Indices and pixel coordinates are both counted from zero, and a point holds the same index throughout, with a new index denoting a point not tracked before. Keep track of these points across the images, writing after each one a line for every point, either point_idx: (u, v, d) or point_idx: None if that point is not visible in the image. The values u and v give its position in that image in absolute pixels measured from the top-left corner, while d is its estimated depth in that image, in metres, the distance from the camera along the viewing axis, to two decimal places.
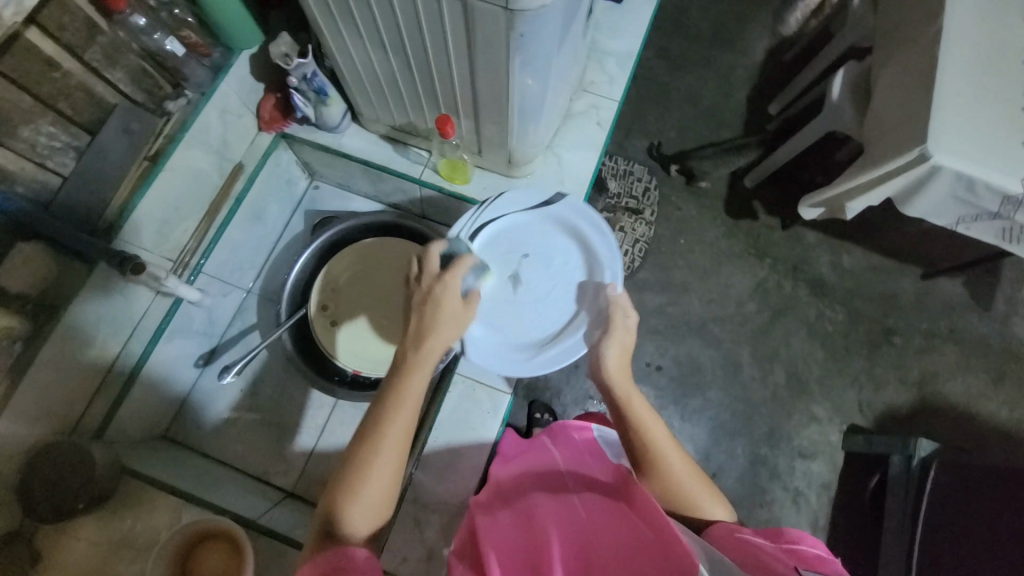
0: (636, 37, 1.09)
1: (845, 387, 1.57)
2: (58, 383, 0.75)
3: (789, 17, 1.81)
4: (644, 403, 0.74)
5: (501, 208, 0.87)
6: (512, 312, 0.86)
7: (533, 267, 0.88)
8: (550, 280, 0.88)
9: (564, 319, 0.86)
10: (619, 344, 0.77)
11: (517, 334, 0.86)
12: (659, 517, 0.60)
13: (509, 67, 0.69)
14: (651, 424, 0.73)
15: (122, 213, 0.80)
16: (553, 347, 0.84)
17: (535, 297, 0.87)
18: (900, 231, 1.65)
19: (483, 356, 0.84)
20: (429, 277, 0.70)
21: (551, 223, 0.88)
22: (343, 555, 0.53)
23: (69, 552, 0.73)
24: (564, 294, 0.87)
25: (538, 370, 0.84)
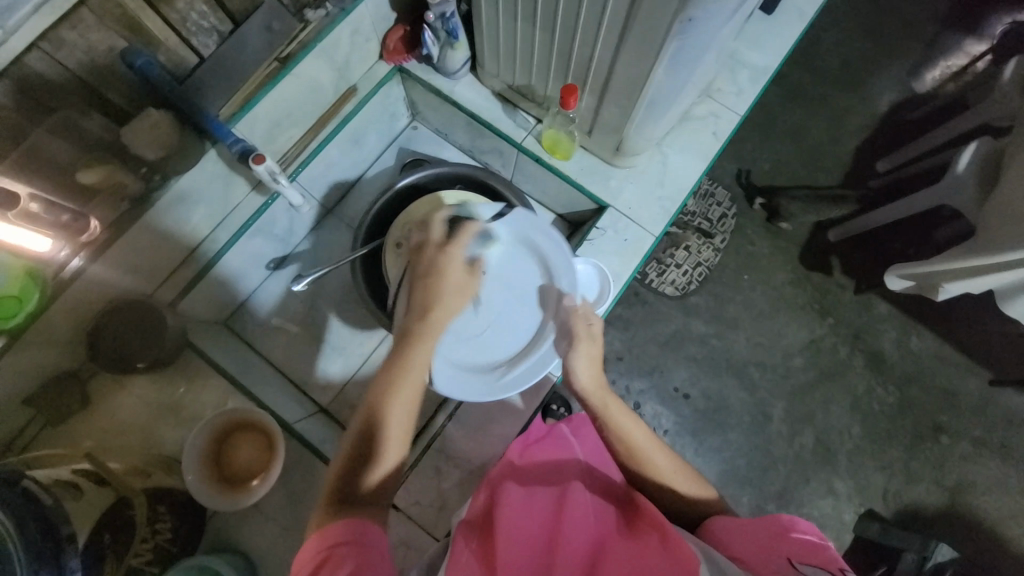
0: (777, 54, 1.03)
1: (873, 470, 1.50)
2: (148, 248, 0.80)
3: (926, 74, 1.68)
4: (616, 402, 0.71)
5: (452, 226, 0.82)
6: (473, 335, 0.81)
7: (495, 282, 0.83)
8: (510, 299, 0.83)
9: (526, 331, 0.83)
10: (587, 352, 0.73)
11: (475, 357, 0.81)
12: (678, 546, 0.56)
13: (660, 54, 0.67)
14: (625, 423, 0.70)
15: (244, 108, 0.81)
16: (522, 363, 0.81)
17: (496, 316, 0.83)
18: (981, 328, 1.53)
19: (447, 388, 0.79)
20: (433, 248, 0.74)
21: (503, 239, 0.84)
22: (357, 521, 0.53)
23: (120, 401, 0.82)
24: (524, 307, 0.83)
25: (508, 390, 0.80)
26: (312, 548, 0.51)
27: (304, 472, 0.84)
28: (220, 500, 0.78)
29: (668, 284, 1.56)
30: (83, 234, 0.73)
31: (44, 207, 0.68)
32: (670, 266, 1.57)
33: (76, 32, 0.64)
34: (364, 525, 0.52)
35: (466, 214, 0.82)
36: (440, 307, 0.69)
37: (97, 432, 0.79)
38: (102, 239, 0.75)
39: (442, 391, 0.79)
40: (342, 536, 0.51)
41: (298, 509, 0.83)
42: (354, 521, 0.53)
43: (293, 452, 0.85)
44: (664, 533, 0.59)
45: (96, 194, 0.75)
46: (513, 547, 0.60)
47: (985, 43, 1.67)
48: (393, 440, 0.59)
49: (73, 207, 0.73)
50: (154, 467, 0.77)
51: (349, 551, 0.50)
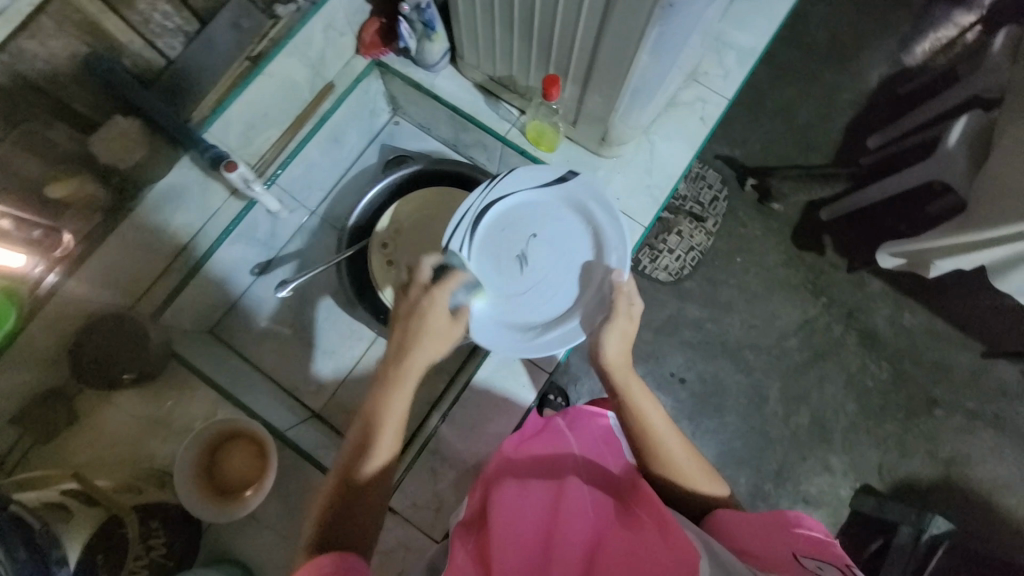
0: (764, 34, 1.00)
1: (869, 446, 1.51)
2: (126, 261, 0.78)
3: (916, 46, 1.65)
4: (640, 387, 0.74)
5: (512, 184, 0.81)
6: (518, 291, 0.82)
7: (545, 244, 0.82)
8: (557, 264, 0.82)
9: (569, 299, 0.82)
10: (620, 328, 0.75)
11: (518, 312, 0.82)
12: (674, 532, 0.57)
13: (642, 41, 0.64)
14: (647, 408, 0.73)
15: (214, 111, 0.79)
16: (557, 328, 0.81)
17: (543, 278, 0.82)
18: (973, 302, 1.54)
19: (484, 336, 0.80)
20: (419, 287, 0.72)
21: (560, 204, 0.82)
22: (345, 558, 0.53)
23: (109, 416, 0.80)
24: (571, 275, 0.82)
25: (539, 351, 0.80)
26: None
27: (298, 478, 0.84)
28: (212, 512, 0.77)
29: (661, 270, 1.55)
30: (56, 249, 0.72)
31: (14, 224, 0.68)
32: (662, 252, 1.56)
33: (36, 41, 0.62)
34: (344, 560, 0.53)
35: (528, 172, 0.82)
36: (420, 348, 0.68)
37: (86, 448, 0.77)
38: (77, 253, 0.74)
39: (479, 340, 0.80)
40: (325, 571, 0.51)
41: (294, 516, 0.82)
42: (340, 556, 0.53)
43: (286, 460, 0.85)
44: (666, 528, 0.59)
45: (67, 208, 0.73)
46: (512, 550, 0.58)
47: (974, 12, 1.64)
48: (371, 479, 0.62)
49: (43, 223, 0.71)
50: (147, 482, 0.76)
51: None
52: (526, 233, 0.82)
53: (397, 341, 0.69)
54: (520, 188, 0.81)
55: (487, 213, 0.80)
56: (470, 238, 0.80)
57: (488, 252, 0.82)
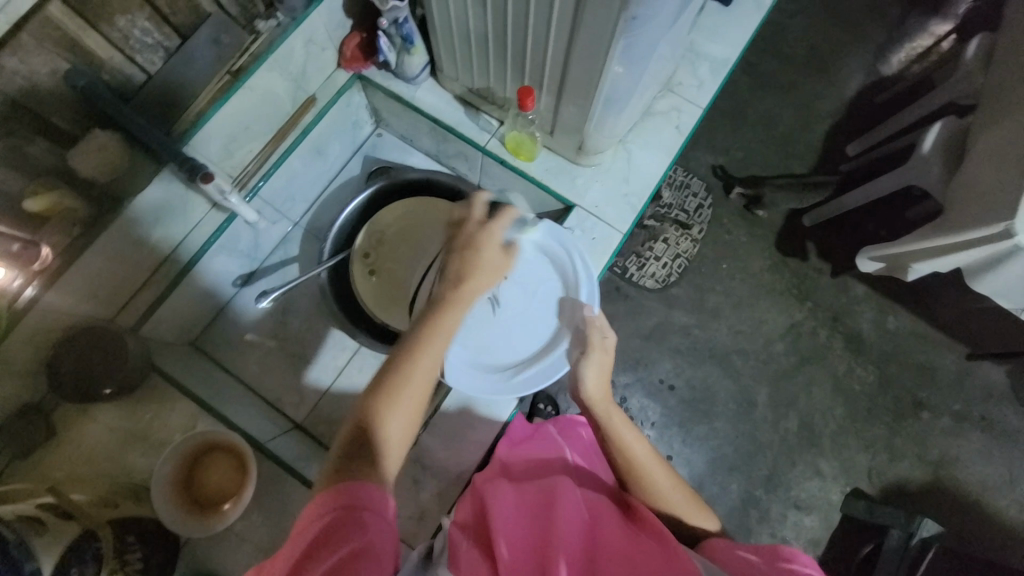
0: (735, 45, 1.03)
1: (858, 449, 1.52)
2: (105, 274, 0.78)
3: (891, 57, 1.70)
4: (623, 419, 0.67)
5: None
6: (491, 334, 0.84)
7: (517, 286, 0.84)
8: (529, 305, 0.84)
9: (543, 339, 0.83)
10: (597, 360, 0.72)
11: (494, 354, 0.84)
12: (668, 536, 0.56)
13: (608, 52, 0.67)
14: (630, 441, 0.66)
15: (195, 123, 0.80)
16: (531, 367, 0.82)
17: (516, 320, 0.84)
18: (956, 304, 1.56)
19: (457, 379, 0.81)
20: (474, 225, 0.72)
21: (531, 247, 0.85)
22: (355, 484, 0.50)
23: (87, 430, 0.79)
24: (544, 316, 0.84)
25: (514, 389, 0.81)
26: (322, 509, 0.48)
27: (278, 491, 0.83)
28: (187, 526, 0.77)
29: (648, 277, 1.57)
30: (35, 262, 0.72)
31: None
32: (649, 259, 1.58)
33: (15, 58, 0.63)
34: (357, 488, 0.49)
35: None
36: (472, 278, 0.68)
37: (62, 464, 0.76)
38: (54, 266, 0.73)
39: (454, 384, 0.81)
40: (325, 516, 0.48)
41: (274, 527, 0.82)
42: (342, 491, 0.49)
43: (266, 471, 0.84)
44: (657, 529, 0.59)
45: (46, 222, 0.73)
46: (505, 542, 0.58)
47: (949, 22, 1.69)
48: (404, 400, 0.57)
49: (21, 237, 0.71)
50: (122, 497, 0.75)
51: (351, 520, 0.48)
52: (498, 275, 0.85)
53: (449, 274, 0.68)
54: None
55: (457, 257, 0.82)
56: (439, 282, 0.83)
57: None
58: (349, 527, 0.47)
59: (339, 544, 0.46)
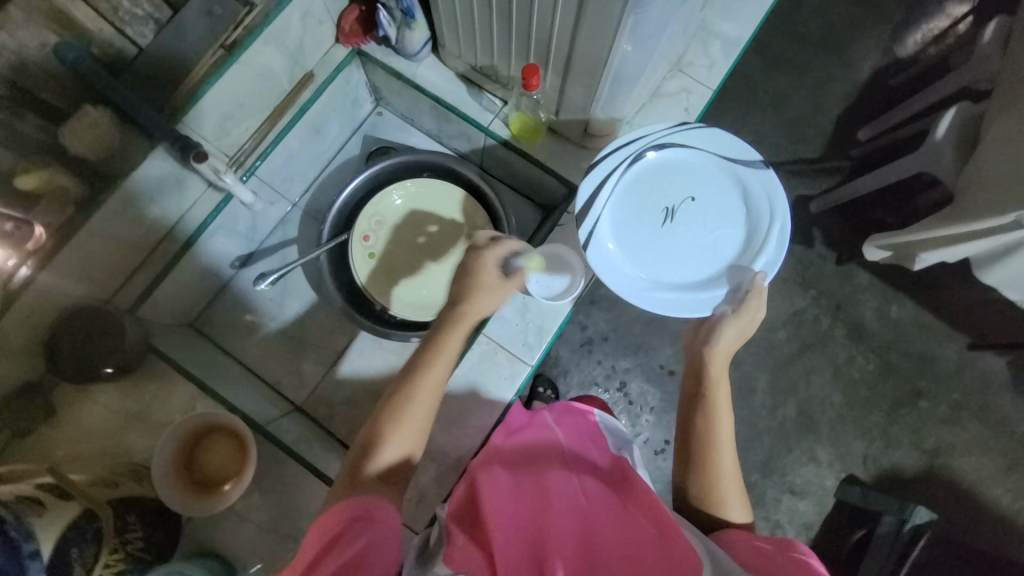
0: (750, 23, 0.99)
1: (854, 437, 1.53)
2: (99, 253, 0.77)
3: (908, 38, 1.64)
4: (725, 398, 0.70)
5: (692, 140, 0.86)
6: (652, 240, 0.86)
7: (698, 210, 0.86)
8: (699, 237, 0.86)
9: (695, 277, 0.85)
10: (743, 322, 0.74)
11: (642, 258, 0.86)
12: (672, 531, 0.55)
13: (618, 29, 0.64)
14: (719, 419, 0.69)
15: (189, 99, 0.77)
16: (669, 292, 0.85)
17: (682, 243, 0.86)
18: (960, 294, 1.55)
19: (600, 257, 0.85)
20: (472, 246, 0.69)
21: (728, 183, 0.86)
22: (367, 500, 0.55)
23: (88, 408, 0.78)
24: (707, 258, 0.85)
25: (643, 298, 0.85)
26: (337, 516, 0.54)
27: (278, 472, 0.83)
28: (190, 506, 0.78)
29: None
30: (28, 242, 0.70)
31: None
32: None
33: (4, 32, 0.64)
34: (362, 500, 0.55)
35: (720, 138, 0.86)
36: (472, 302, 0.66)
37: (62, 445, 0.75)
38: (48, 246, 0.72)
39: (593, 262, 0.85)
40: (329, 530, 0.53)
41: (273, 509, 0.82)
42: (349, 505, 0.55)
43: (265, 452, 0.85)
44: (662, 522, 0.57)
45: (38, 200, 0.71)
46: (503, 537, 0.56)
47: (967, 3, 1.63)
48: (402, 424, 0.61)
49: (15, 215, 0.69)
50: (123, 476, 0.75)
51: (356, 529, 0.53)
52: (682, 194, 0.86)
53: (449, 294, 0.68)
54: (701, 147, 0.86)
55: (655, 152, 0.85)
56: (628, 167, 0.85)
57: (638, 193, 0.87)
58: (355, 535, 0.52)
59: (347, 546, 0.51)
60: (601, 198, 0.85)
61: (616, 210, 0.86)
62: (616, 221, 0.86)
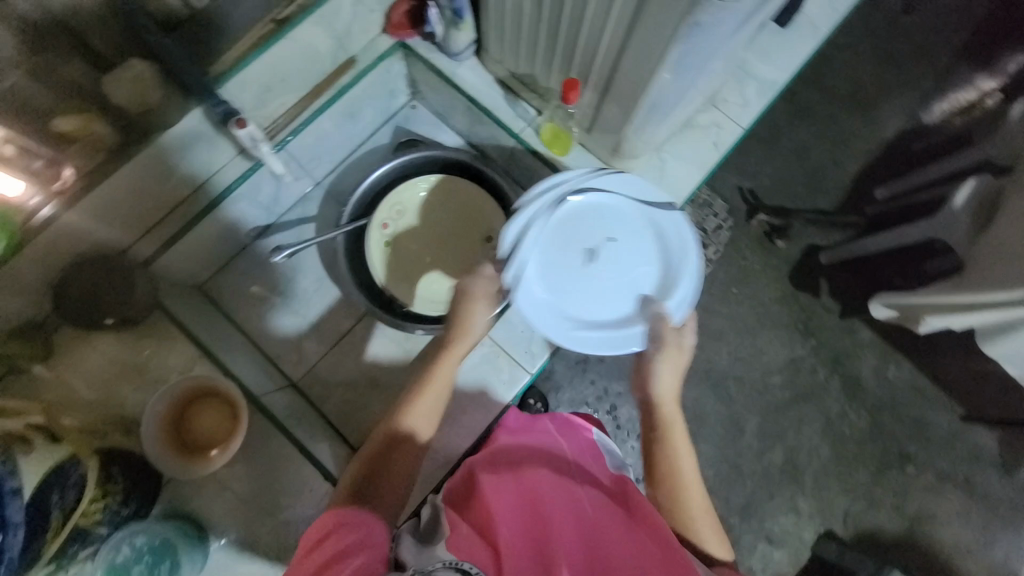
0: (786, 70, 1.01)
1: (838, 493, 1.51)
2: (124, 202, 0.77)
3: (934, 105, 1.67)
4: (681, 431, 0.74)
5: (610, 182, 0.84)
6: (576, 282, 0.83)
7: (619, 250, 0.84)
8: (621, 275, 0.83)
9: (617, 314, 0.82)
10: (668, 356, 0.77)
11: (567, 299, 0.83)
12: (676, 548, 0.55)
13: (664, 58, 0.65)
14: (680, 457, 0.72)
15: (234, 66, 0.80)
16: (594, 331, 0.82)
17: (603, 284, 0.83)
18: (958, 364, 1.55)
19: (523, 300, 0.80)
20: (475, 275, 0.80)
21: (646, 225, 0.84)
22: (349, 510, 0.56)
23: (84, 356, 0.80)
24: (628, 295, 0.83)
25: (566, 340, 0.81)
26: (328, 519, 0.56)
27: (265, 445, 0.82)
28: (174, 466, 0.78)
29: None
30: (55, 182, 0.72)
31: (16, 151, 0.70)
32: None
33: None
34: (351, 510, 0.57)
35: (633, 180, 0.84)
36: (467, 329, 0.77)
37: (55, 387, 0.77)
38: (74, 189, 0.73)
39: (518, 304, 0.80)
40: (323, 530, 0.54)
41: (259, 481, 0.81)
42: (342, 510, 0.57)
43: (256, 424, 0.83)
44: (664, 538, 0.57)
45: (72, 143, 0.73)
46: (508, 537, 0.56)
47: (995, 80, 1.66)
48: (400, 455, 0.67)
49: (47, 155, 0.72)
50: (110, 427, 0.77)
51: (337, 531, 0.54)
52: (604, 234, 0.84)
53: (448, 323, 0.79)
54: (621, 189, 0.83)
55: (576, 194, 0.82)
56: (549, 211, 0.82)
57: (561, 235, 0.83)
58: (356, 522, 0.55)
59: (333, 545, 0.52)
60: (525, 237, 0.80)
61: (540, 252, 0.82)
62: (541, 262, 0.82)
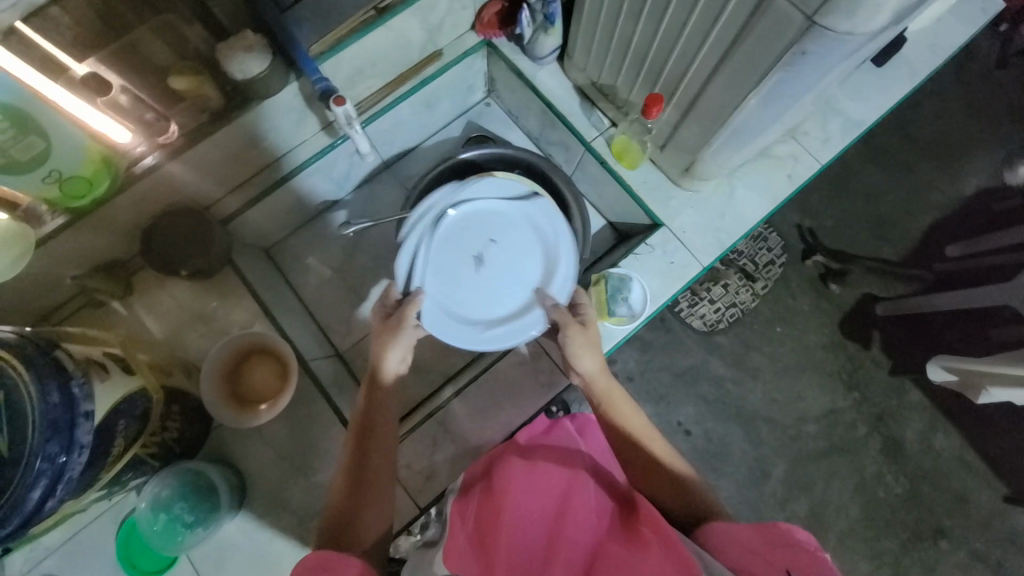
0: (874, 110, 0.98)
1: (862, 557, 1.43)
2: (215, 162, 0.83)
3: (1021, 166, 1.57)
4: (621, 395, 0.76)
5: (479, 189, 0.85)
6: (469, 288, 0.84)
7: (502, 249, 0.86)
8: (509, 270, 0.86)
9: (519, 301, 0.84)
10: (579, 338, 0.78)
11: (467, 307, 0.84)
12: (674, 545, 0.54)
13: (759, 84, 0.64)
14: (628, 417, 0.74)
15: (332, 49, 0.82)
16: (503, 326, 0.83)
17: (495, 283, 0.85)
18: (1010, 441, 1.45)
19: (432, 324, 0.81)
20: (390, 304, 0.81)
21: (523, 217, 0.87)
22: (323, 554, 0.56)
23: (161, 294, 0.88)
24: (521, 284, 0.85)
25: (482, 345, 0.81)
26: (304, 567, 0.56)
27: (308, 410, 0.86)
28: (227, 416, 0.82)
29: (697, 317, 1.50)
30: (161, 135, 0.76)
31: (131, 101, 0.71)
32: (702, 300, 1.50)
33: None
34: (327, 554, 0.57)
35: (496, 182, 0.86)
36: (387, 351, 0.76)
37: (134, 320, 0.86)
38: (177, 142, 0.78)
39: (427, 327, 0.81)
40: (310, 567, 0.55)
41: (297, 442, 0.85)
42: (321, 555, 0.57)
43: (302, 388, 0.87)
44: (665, 538, 0.56)
45: (181, 101, 0.77)
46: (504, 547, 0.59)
47: None
48: (370, 487, 0.67)
49: (157, 108, 0.75)
50: (176, 369, 0.82)
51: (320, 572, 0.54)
52: (484, 237, 0.86)
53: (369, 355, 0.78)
54: (488, 194, 0.86)
55: (450, 208, 0.84)
56: (430, 230, 0.83)
57: (447, 247, 0.85)
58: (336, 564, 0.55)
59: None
60: (414, 262, 0.83)
61: (432, 273, 0.83)
62: (436, 283, 0.83)
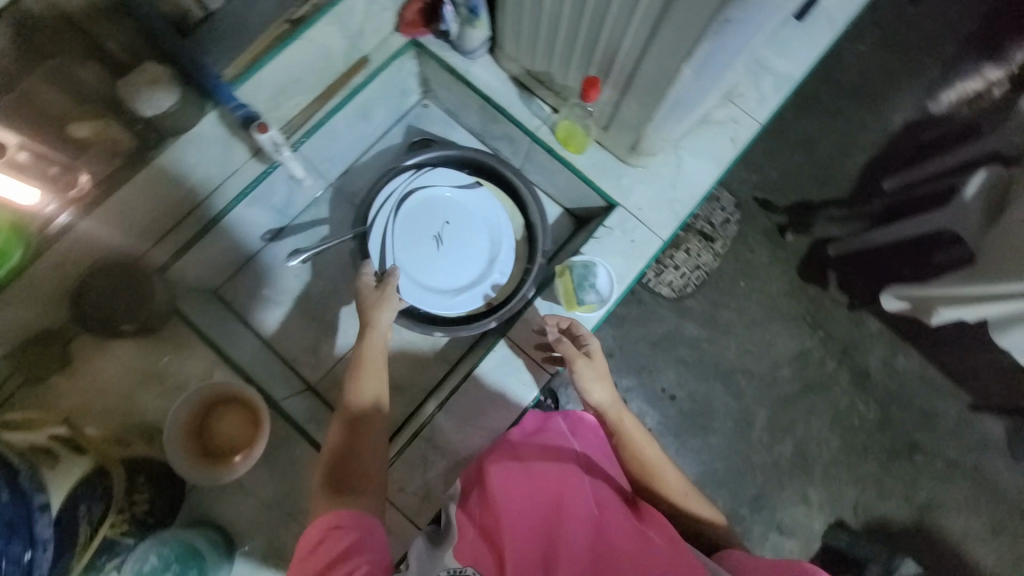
0: (803, 63, 1.00)
1: (848, 483, 1.51)
2: (138, 210, 0.77)
3: (941, 95, 1.66)
4: (634, 424, 0.76)
5: (432, 178, 0.99)
6: (433, 264, 0.98)
7: (457, 229, 1.00)
8: (464, 247, 1.00)
9: (477, 271, 1.00)
10: (585, 368, 0.78)
11: (435, 280, 0.98)
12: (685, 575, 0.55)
13: (689, 55, 0.64)
14: (644, 444, 0.74)
15: (249, 69, 0.77)
16: (467, 292, 0.98)
17: (455, 258, 0.99)
18: (965, 353, 1.56)
19: (411, 295, 0.94)
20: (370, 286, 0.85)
21: (470, 201, 1.01)
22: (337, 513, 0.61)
23: (101, 363, 0.80)
24: (475, 258, 1.00)
25: (452, 309, 0.96)
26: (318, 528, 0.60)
27: (288, 452, 0.83)
28: (197, 474, 0.77)
29: (665, 285, 1.53)
30: (72, 188, 0.70)
31: (31, 157, 0.66)
32: (667, 267, 1.53)
33: None
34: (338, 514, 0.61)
35: (446, 172, 1.00)
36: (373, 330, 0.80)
37: (73, 392, 0.77)
38: (90, 194, 0.72)
39: (406, 299, 0.94)
40: (343, 521, 0.60)
41: (282, 487, 0.81)
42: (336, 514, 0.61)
43: (278, 431, 0.84)
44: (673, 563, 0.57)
45: (88, 148, 0.71)
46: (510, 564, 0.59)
47: (1002, 69, 1.65)
48: (355, 480, 0.66)
49: (61, 159, 0.69)
50: (134, 436, 0.78)
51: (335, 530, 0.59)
52: (439, 219, 1.00)
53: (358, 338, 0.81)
54: (439, 183, 1.00)
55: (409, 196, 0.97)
56: (394, 214, 0.96)
57: (409, 231, 0.98)
58: (351, 523, 0.60)
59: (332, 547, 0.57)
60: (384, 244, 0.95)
61: (401, 254, 0.97)
62: (405, 262, 0.96)
